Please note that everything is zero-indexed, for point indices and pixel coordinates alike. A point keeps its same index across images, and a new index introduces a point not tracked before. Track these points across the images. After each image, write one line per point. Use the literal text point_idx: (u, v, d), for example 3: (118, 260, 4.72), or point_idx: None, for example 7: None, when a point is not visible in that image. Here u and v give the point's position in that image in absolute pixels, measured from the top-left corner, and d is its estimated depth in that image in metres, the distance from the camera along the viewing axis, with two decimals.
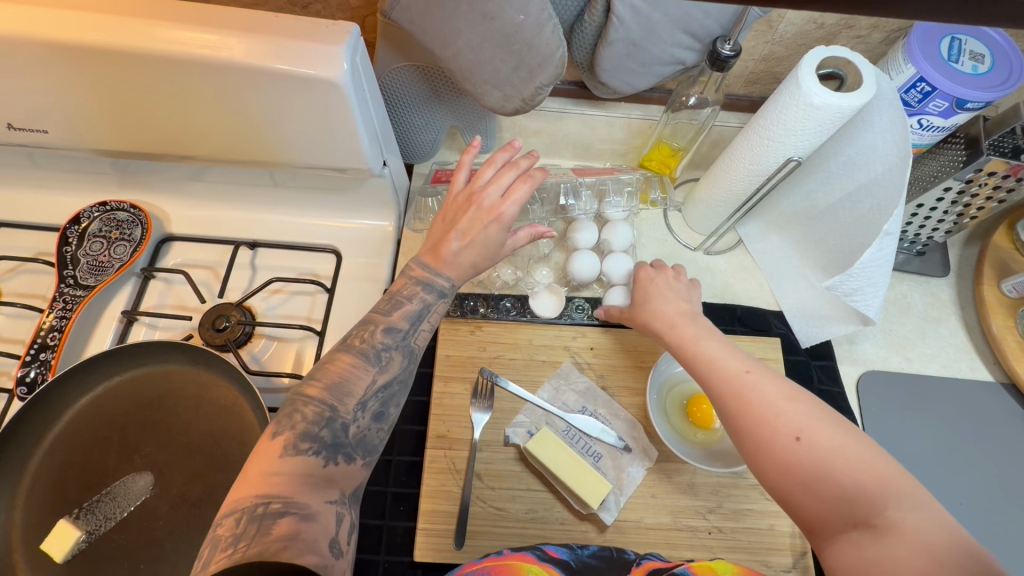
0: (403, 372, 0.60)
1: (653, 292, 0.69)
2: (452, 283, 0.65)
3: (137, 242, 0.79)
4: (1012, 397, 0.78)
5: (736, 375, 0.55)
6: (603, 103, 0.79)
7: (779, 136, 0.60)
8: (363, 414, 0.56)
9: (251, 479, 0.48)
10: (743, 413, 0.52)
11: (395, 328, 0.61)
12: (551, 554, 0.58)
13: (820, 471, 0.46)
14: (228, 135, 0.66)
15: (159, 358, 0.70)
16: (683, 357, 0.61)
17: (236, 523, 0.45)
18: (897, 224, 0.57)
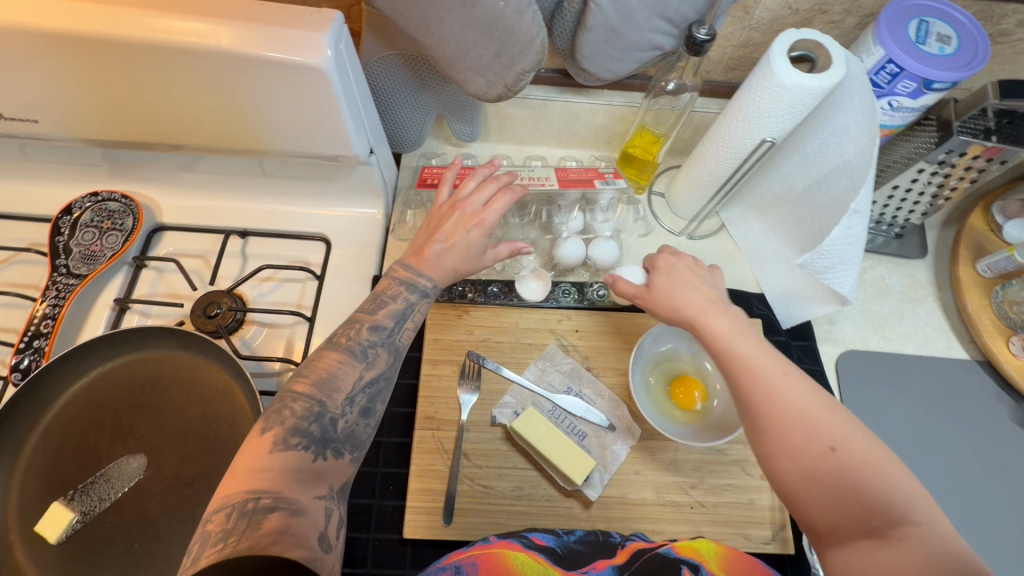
0: (389, 368, 0.62)
1: (679, 282, 0.65)
2: (435, 283, 0.66)
3: (129, 232, 0.80)
4: (988, 374, 0.80)
5: (772, 375, 0.53)
6: (587, 90, 0.80)
7: (754, 117, 0.62)
8: (351, 409, 0.57)
9: (240, 475, 0.48)
10: (776, 417, 0.50)
11: (380, 326, 0.62)
12: (538, 541, 0.60)
13: (852, 483, 0.46)
14: (217, 124, 0.67)
15: (149, 343, 0.71)
16: (712, 346, 0.58)
17: (226, 518, 0.44)
18: (864, 203, 0.59)
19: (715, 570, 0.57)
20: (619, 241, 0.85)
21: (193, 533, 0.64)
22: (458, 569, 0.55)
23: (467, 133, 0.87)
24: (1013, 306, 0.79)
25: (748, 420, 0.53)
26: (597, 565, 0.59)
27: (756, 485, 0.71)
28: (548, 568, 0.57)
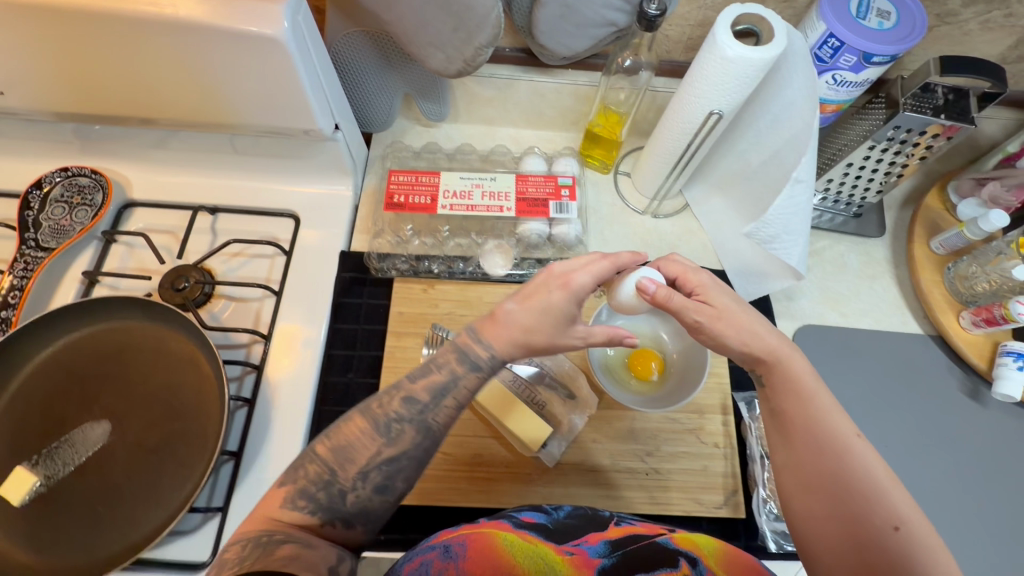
0: (415, 448, 0.57)
1: (736, 306, 0.63)
2: (490, 356, 0.60)
3: (98, 207, 0.81)
4: (940, 349, 0.83)
5: (849, 437, 0.54)
6: (551, 70, 0.82)
7: (703, 91, 0.64)
8: (363, 484, 0.55)
9: (257, 518, 0.51)
10: (858, 481, 0.51)
11: (414, 398, 0.58)
12: (526, 520, 0.58)
13: (902, 563, 0.47)
14: (182, 100, 0.69)
15: (116, 314, 0.72)
16: (794, 392, 0.59)
17: (242, 548, 0.47)
18: (805, 172, 0.62)
19: (713, 566, 0.53)
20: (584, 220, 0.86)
21: (156, 497, 0.65)
22: (447, 547, 0.52)
23: (435, 114, 0.89)
24: (963, 280, 0.81)
25: (809, 478, 0.54)
26: (590, 538, 0.57)
27: (709, 452, 0.73)
28: (540, 544, 0.55)
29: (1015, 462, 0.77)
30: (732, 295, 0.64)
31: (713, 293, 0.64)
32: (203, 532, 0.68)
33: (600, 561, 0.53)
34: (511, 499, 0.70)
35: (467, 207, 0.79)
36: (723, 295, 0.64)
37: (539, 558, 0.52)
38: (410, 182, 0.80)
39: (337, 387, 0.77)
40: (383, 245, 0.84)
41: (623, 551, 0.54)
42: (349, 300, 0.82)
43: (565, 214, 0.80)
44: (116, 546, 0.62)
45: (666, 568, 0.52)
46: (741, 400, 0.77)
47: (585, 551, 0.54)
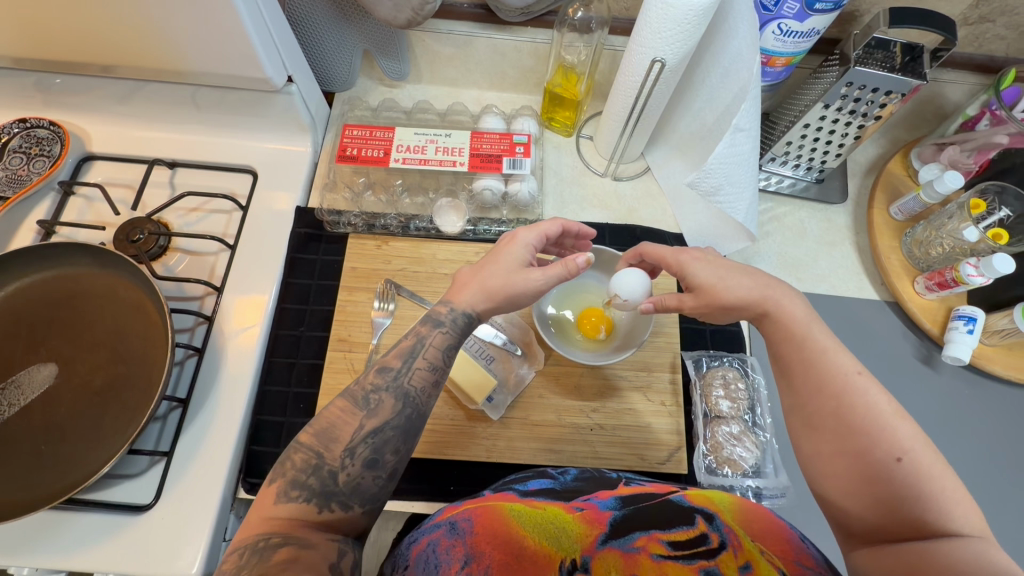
0: (397, 416, 0.55)
1: (715, 273, 0.60)
2: (457, 313, 0.60)
3: (56, 158, 0.82)
4: (895, 315, 0.82)
5: (847, 375, 0.50)
6: (509, 27, 0.83)
7: (648, 39, 0.64)
8: (352, 460, 0.51)
9: (252, 521, 0.48)
10: (855, 414, 0.48)
11: (387, 367, 0.57)
12: (532, 489, 0.58)
13: (911, 496, 0.43)
14: (128, 43, 0.68)
15: (67, 261, 0.73)
16: (789, 337, 0.55)
17: (240, 557, 0.45)
18: (745, 120, 0.64)
19: (731, 521, 0.49)
20: (539, 178, 0.88)
21: (98, 438, 0.65)
22: (453, 524, 0.50)
23: (395, 71, 0.90)
24: (919, 246, 0.81)
25: (807, 419, 0.51)
26: (599, 494, 0.57)
27: (655, 411, 0.74)
28: (548, 506, 0.54)
29: (966, 428, 0.77)
30: (711, 259, 0.61)
31: (692, 265, 0.61)
32: (150, 474, 0.68)
33: (610, 514, 0.52)
34: (455, 451, 0.71)
35: (422, 160, 0.83)
36: (695, 263, 0.61)
37: (551, 524, 0.50)
38: (364, 136, 0.84)
39: (288, 339, 0.79)
40: (337, 202, 0.87)
41: (636, 507, 0.53)
42: (304, 256, 0.83)
43: (519, 170, 0.83)
44: (57, 484, 0.63)
45: (682, 527, 0.49)
46: (688, 359, 0.78)
47: (594, 506, 0.54)
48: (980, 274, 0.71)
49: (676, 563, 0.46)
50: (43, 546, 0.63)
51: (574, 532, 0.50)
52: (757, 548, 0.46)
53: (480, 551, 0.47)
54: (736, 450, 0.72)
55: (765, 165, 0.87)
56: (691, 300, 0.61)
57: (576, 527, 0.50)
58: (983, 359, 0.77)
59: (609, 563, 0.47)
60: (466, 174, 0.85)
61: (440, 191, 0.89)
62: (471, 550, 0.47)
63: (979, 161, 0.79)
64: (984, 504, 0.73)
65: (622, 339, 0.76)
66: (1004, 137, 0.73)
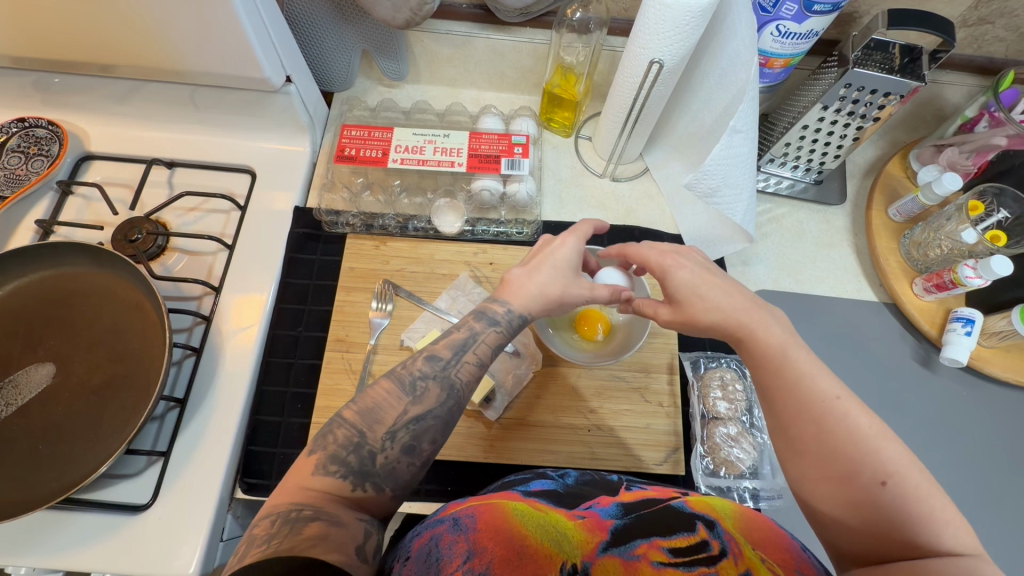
0: (440, 407, 0.54)
1: (696, 282, 0.60)
2: (509, 310, 0.60)
3: (54, 158, 0.82)
4: (894, 316, 0.82)
5: (828, 399, 0.50)
6: (507, 27, 0.83)
7: (646, 40, 0.64)
8: (392, 444, 0.51)
9: (288, 490, 0.46)
10: (836, 441, 0.47)
11: (436, 356, 0.56)
12: (534, 489, 0.58)
13: (900, 520, 0.43)
14: (126, 42, 0.67)
15: (66, 260, 0.73)
16: (767, 362, 0.54)
17: (272, 524, 0.43)
18: (742, 121, 0.64)
19: (732, 528, 0.49)
20: (538, 178, 0.88)
21: (96, 437, 0.65)
22: (456, 520, 0.50)
23: (394, 71, 0.90)
24: (917, 247, 0.81)
25: (788, 443, 0.51)
26: (601, 500, 0.57)
27: (653, 412, 0.74)
28: (550, 510, 0.54)
29: (965, 430, 0.77)
30: (697, 269, 0.61)
31: (675, 273, 0.61)
32: (148, 474, 0.68)
33: (612, 522, 0.52)
34: (452, 452, 0.71)
35: (421, 161, 0.83)
36: (679, 271, 0.60)
37: (550, 525, 0.50)
38: (363, 136, 0.84)
39: (285, 340, 0.79)
40: (335, 202, 0.87)
41: (637, 514, 0.53)
42: (302, 256, 0.83)
43: (518, 170, 0.83)
44: (54, 483, 0.63)
45: (683, 533, 0.49)
46: (686, 360, 0.78)
47: (596, 514, 0.54)
48: (978, 276, 0.71)
49: (677, 569, 0.46)
50: (40, 546, 0.63)
51: (575, 537, 0.50)
52: (758, 556, 0.46)
53: (482, 546, 0.47)
54: (733, 452, 0.72)
55: (764, 166, 0.87)
56: (671, 312, 0.61)
57: (578, 534, 0.50)
58: (981, 360, 0.77)
59: (611, 569, 0.47)
60: (465, 174, 0.85)
61: (438, 191, 0.89)
62: (473, 546, 0.47)
63: (978, 162, 0.78)
64: (981, 505, 0.73)
65: (609, 351, 0.75)
66: (1003, 139, 0.73)
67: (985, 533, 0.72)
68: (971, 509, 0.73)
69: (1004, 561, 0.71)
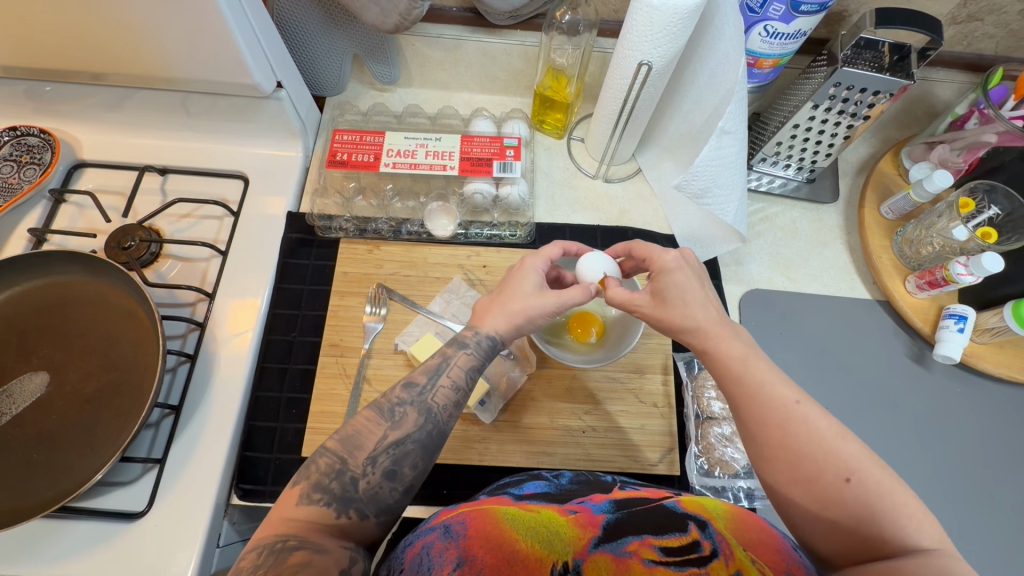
0: (419, 431, 0.55)
1: (686, 291, 0.60)
2: (483, 335, 0.61)
3: (47, 166, 0.82)
4: (887, 313, 0.83)
5: (788, 404, 0.51)
6: (498, 30, 0.83)
7: (635, 43, 0.64)
8: (373, 469, 0.52)
9: (272, 520, 0.48)
10: (798, 444, 0.48)
11: (413, 382, 0.57)
12: (527, 492, 0.58)
13: (866, 518, 0.44)
14: (116, 50, 0.67)
15: (59, 269, 0.73)
16: (727, 371, 0.55)
17: (258, 556, 0.44)
18: (731, 123, 0.64)
19: (723, 529, 0.49)
20: (530, 180, 0.88)
21: (91, 445, 0.65)
22: (447, 527, 0.50)
23: (386, 74, 0.90)
24: (910, 245, 0.81)
25: (755, 450, 0.51)
26: (593, 497, 0.57)
27: (647, 412, 0.74)
28: (543, 509, 0.54)
29: (958, 426, 0.77)
30: (692, 279, 0.61)
31: (671, 274, 0.61)
32: (143, 482, 0.68)
33: (603, 517, 0.53)
34: (447, 455, 0.71)
35: (414, 165, 0.83)
36: (674, 273, 0.61)
37: (540, 526, 0.51)
38: (354, 141, 0.84)
39: (280, 345, 0.79)
40: (328, 207, 0.87)
41: (629, 511, 0.53)
42: (296, 261, 0.83)
43: (509, 173, 0.83)
44: (49, 492, 0.63)
45: (675, 533, 0.49)
46: (680, 360, 0.78)
47: (588, 509, 0.54)
48: (970, 273, 0.71)
49: (668, 569, 0.46)
50: (35, 556, 0.63)
51: (567, 533, 0.50)
52: (749, 558, 0.46)
53: (473, 554, 0.47)
54: (728, 451, 0.72)
55: (756, 165, 0.87)
56: (651, 305, 0.62)
57: (569, 531, 0.51)
58: (974, 356, 0.77)
59: (601, 566, 0.47)
60: (457, 178, 0.85)
61: (431, 195, 0.89)
62: (464, 553, 0.47)
63: (969, 159, 0.79)
64: (976, 501, 0.73)
65: (606, 349, 0.75)
66: (993, 135, 0.73)
67: (980, 528, 0.72)
68: (966, 505, 0.73)
69: (999, 557, 0.71)
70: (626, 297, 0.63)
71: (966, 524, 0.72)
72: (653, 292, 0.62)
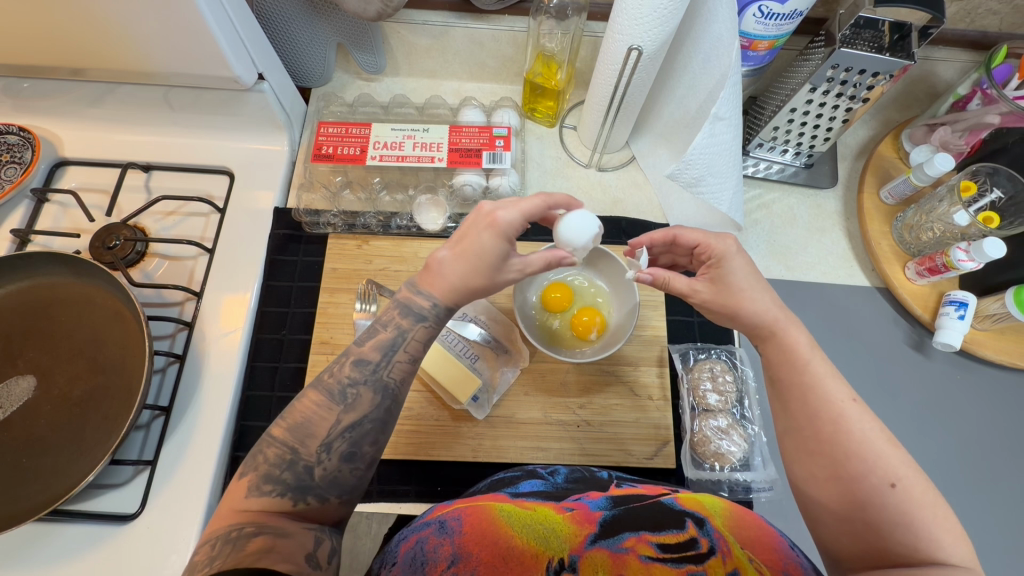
0: (375, 410, 0.54)
1: (748, 280, 0.58)
2: (434, 301, 0.57)
3: (27, 165, 0.80)
4: (886, 301, 0.81)
5: (842, 402, 0.51)
6: (485, 16, 0.81)
7: (626, 26, 0.62)
8: (328, 455, 0.51)
9: (223, 514, 0.47)
10: (848, 442, 0.48)
11: (364, 359, 0.55)
12: (522, 490, 0.57)
13: (901, 521, 0.44)
14: (90, 45, 0.65)
15: (42, 270, 0.71)
16: (787, 360, 0.55)
17: (212, 548, 0.43)
18: (724, 108, 0.62)
19: (721, 527, 0.48)
20: (521, 171, 0.86)
21: (80, 449, 0.65)
22: (442, 523, 0.49)
23: (372, 64, 0.88)
24: (909, 230, 0.79)
25: (797, 440, 0.52)
26: (590, 494, 0.56)
27: (642, 405, 0.73)
28: (539, 506, 0.53)
29: (957, 414, 0.76)
30: (750, 264, 0.59)
31: (732, 260, 0.59)
32: (135, 483, 0.67)
33: (601, 513, 0.52)
34: (441, 452, 0.70)
35: (401, 158, 0.81)
36: (736, 258, 0.59)
37: (538, 524, 0.50)
38: (340, 134, 0.82)
39: (271, 343, 0.78)
40: (315, 201, 0.85)
41: (625, 508, 0.52)
42: (284, 258, 0.82)
43: (499, 163, 0.81)
44: (40, 496, 0.63)
45: (673, 530, 0.48)
46: (675, 352, 0.77)
47: (584, 506, 0.53)
48: (971, 258, 0.69)
49: (664, 566, 0.45)
50: (28, 559, 0.63)
51: (562, 530, 0.49)
52: (745, 556, 0.45)
53: (468, 551, 0.46)
54: (724, 444, 0.70)
55: (752, 151, 0.85)
56: (711, 292, 0.59)
57: (566, 528, 0.50)
58: (975, 344, 0.76)
59: (597, 562, 0.47)
60: (446, 170, 0.83)
61: (420, 187, 0.88)
62: (459, 549, 0.46)
63: (971, 141, 0.76)
64: (976, 489, 0.73)
65: (605, 345, 0.73)
66: (997, 116, 0.71)
67: (980, 517, 0.71)
68: (965, 494, 0.72)
69: (997, 545, 0.70)
70: (685, 286, 0.60)
71: (965, 512, 0.71)
72: (710, 279, 0.59)
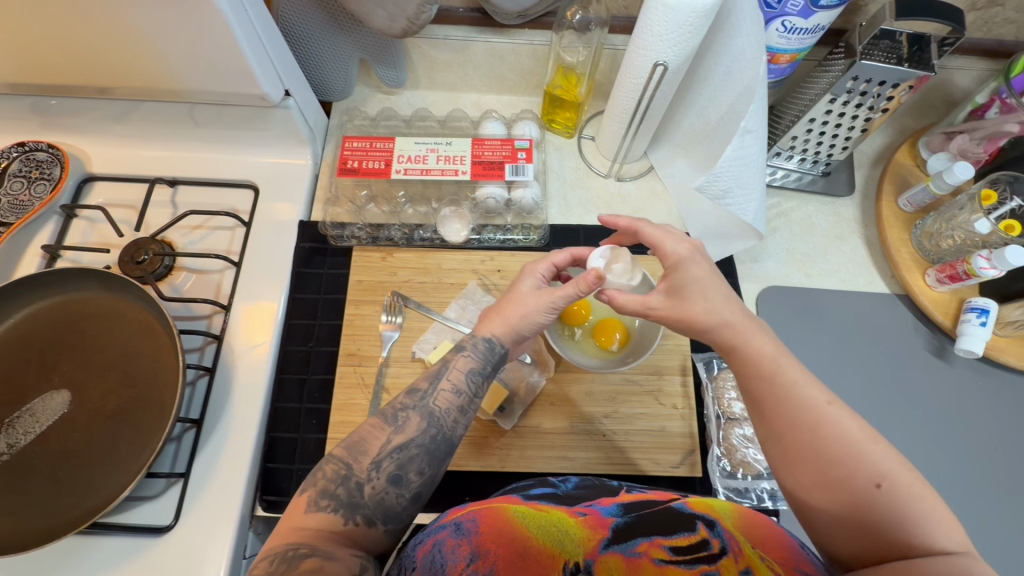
0: (422, 435, 0.56)
1: (701, 284, 0.59)
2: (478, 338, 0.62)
3: (56, 181, 0.81)
4: (906, 308, 0.82)
5: (819, 405, 0.50)
6: (506, 30, 0.82)
7: (650, 42, 0.63)
8: (377, 474, 0.53)
9: (281, 531, 0.49)
10: (825, 446, 0.48)
11: (415, 389, 0.59)
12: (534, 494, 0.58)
13: (895, 522, 0.44)
14: (123, 63, 0.67)
15: (73, 285, 0.73)
16: (756, 369, 0.55)
17: (269, 565, 0.45)
18: (753, 121, 0.63)
19: (731, 527, 0.49)
20: (542, 182, 0.87)
21: (115, 463, 0.66)
22: (458, 524, 0.50)
23: (394, 78, 0.89)
24: (929, 238, 0.80)
25: (779, 448, 0.52)
26: (601, 500, 0.56)
27: (667, 414, 0.74)
28: (552, 510, 0.54)
29: (980, 420, 0.76)
30: (709, 271, 0.60)
31: (687, 267, 0.60)
32: (167, 496, 0.68)
33: (613, 519, 0.52)
34: (469, 462, 0.71)
35: (426, 172, 0.82)
36: (690, 265, 0.60)
37: (552, 526, 0.51)
38: (364, 148, 0.83)
39: (298, 356, 0.79)
40: (340, 215, 0.87)
41: (638, 514, 0.52)
42: (310, 270, 0.83)
43: (521, 175, 0.82)
44: (75, 509, 0.64)
45: (684, 533, 0.49)
46: (700, 361, 0.78)
47: (597, 511, 0.54)
48: (992, 266, 0.70)
49: (677, 569, 0.46)
50: (66, 571, 0.64)
51: (578, 534, 0.50)
52: (756, 554, 0.46)
53: (486, 548, 0.47)
54: (750, 452, 0.72)
55: (770, 160, 0.86)
56: (665, 304, 0.60)
57: (579, 532, 0.50)
58: (996, 350, 0.76)
59: (613, 566, 0.47)
60: (469, 182, 0.84)
61: (443, 199, 0.89)
62: (477, 548, 0.47)
63: (989, 149, 0.77)
64: (1000, 494, 0.73)
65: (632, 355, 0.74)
66: (1015, 126, 0.72)
67: (1005, 523, 0.72)
68: (989, 500, 0.73)
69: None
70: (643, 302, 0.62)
71: (990, 519, 0.72)
72: (667, 290, 0.61)
